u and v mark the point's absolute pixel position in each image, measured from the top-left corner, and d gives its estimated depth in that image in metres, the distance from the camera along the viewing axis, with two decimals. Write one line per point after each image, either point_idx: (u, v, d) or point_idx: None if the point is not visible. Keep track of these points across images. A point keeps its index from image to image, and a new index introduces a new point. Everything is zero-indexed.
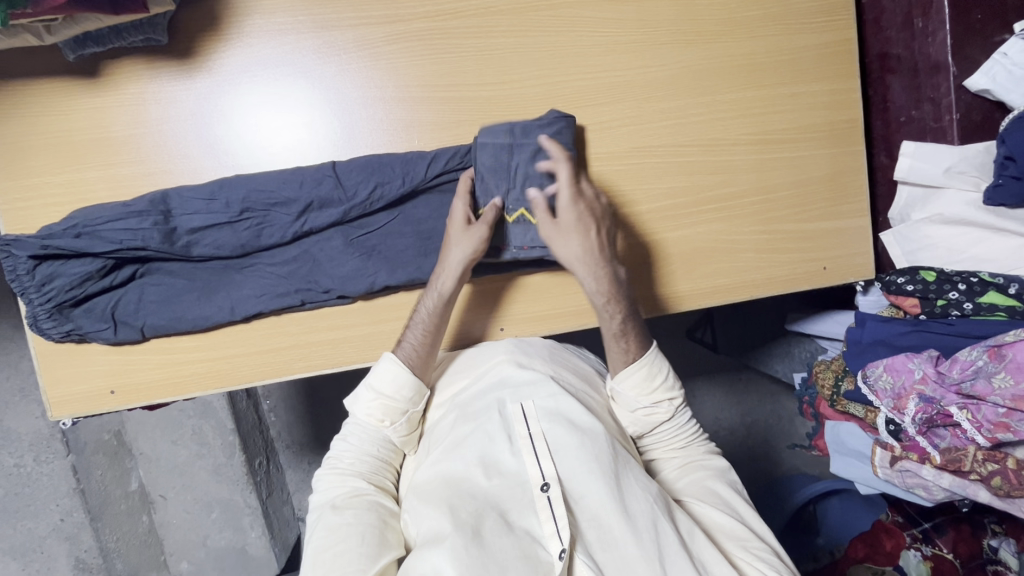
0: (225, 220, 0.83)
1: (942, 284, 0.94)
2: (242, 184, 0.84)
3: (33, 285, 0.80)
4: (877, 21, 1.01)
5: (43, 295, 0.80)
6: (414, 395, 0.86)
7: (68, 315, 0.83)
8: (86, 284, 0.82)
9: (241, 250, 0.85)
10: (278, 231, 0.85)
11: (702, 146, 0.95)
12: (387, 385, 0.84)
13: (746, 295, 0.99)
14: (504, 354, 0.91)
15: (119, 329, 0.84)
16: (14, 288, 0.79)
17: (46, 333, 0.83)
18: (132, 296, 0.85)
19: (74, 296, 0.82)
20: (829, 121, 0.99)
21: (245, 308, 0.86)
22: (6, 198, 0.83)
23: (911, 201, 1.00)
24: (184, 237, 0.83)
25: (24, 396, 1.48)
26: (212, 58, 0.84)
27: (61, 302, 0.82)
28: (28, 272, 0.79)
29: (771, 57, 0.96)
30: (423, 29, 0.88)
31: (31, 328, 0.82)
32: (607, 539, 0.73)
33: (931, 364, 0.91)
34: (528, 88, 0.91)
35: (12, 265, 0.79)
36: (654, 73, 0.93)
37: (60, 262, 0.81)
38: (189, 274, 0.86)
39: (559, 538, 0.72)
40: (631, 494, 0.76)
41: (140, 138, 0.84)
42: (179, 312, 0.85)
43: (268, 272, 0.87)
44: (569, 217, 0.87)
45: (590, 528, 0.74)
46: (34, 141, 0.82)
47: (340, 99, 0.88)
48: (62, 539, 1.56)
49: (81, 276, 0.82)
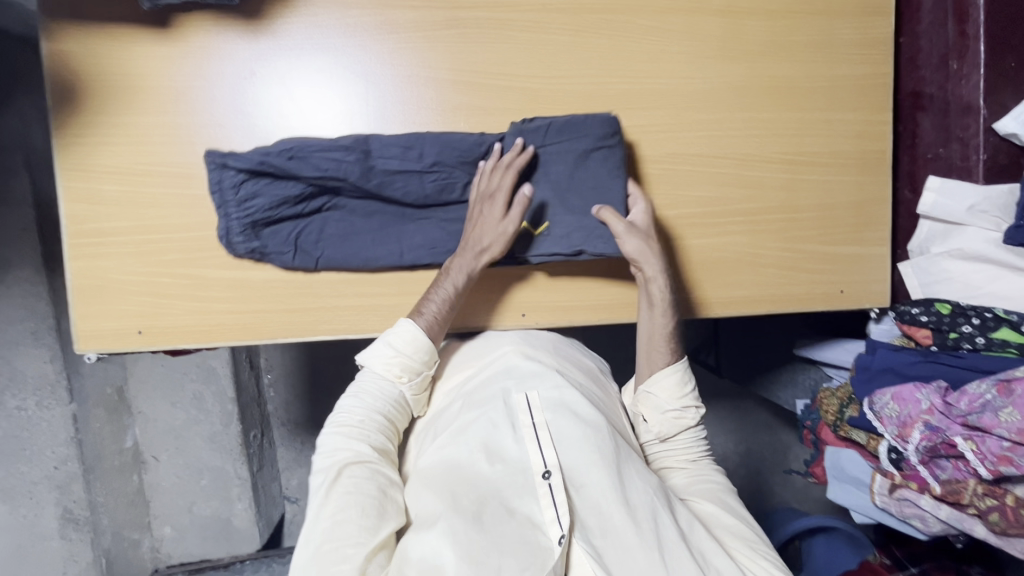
0: (416, 168, 0.89)
1: (956, 318, 0.96)
2: (436, 139, 0.90)
3: (235, 201, 0.86)
4: (913, 61, 1.05)
5: (242, 210, 0.86)
6: (427, 358, 0.88)
7: (258, 234, 0.88)
8: (282, 208, 0.88)
9: (423, 199, 0.92)
10: (460, 187, 0.93)
11: (734, 160, 0.98)
12: (404, 345, 0.86)
13: (764, 309, 1.02)
14: (511, 345, 0.94)
15: (298, 255, 0.89)
16: (218, 200, 0.86)
17: (234, 247, 0.87)
18: (315, 225, 0.90)
19: (269, 217, 0.87)
20: (859, 150, 1.02)
21: (416, 255, 0.91)
22: (62, 132, 0.85)
23: (931, 236, 1.03)
24: (378, 177, 0.89)
25: (35, 339, 1.44)
26: (277, 24, 0.88)
27: (257, 220, 0.87)
28: (233, 187, 0.86)
29: (811, 82, 0.99)
30: (481, 18, 0.91)
31: (223, 242, 0.87)
32: (607, 527, 0.76)
33: (938, 395, 0.93)
34: (575, 86, 0.94)
35: (221, 177, 0.85)
36: (696, 84, 0.96)
37: (265, 183, 0.86)
38: (368, 214, 0.92)
39: (558, 525, 0.74)
40: (632, 486, 0.79)
41: (198, 91, 0.87)
42: (354, 247, 0.90)
43: (440, 226, 0.93)
44: (649, 228, 0.92)
45: (590, 516, 0.77)
46: (96, 82, 0.85)
47: (395, 75, 0.91)
48: (53, 487, 1.52)
49: (279, 199, 0.87)
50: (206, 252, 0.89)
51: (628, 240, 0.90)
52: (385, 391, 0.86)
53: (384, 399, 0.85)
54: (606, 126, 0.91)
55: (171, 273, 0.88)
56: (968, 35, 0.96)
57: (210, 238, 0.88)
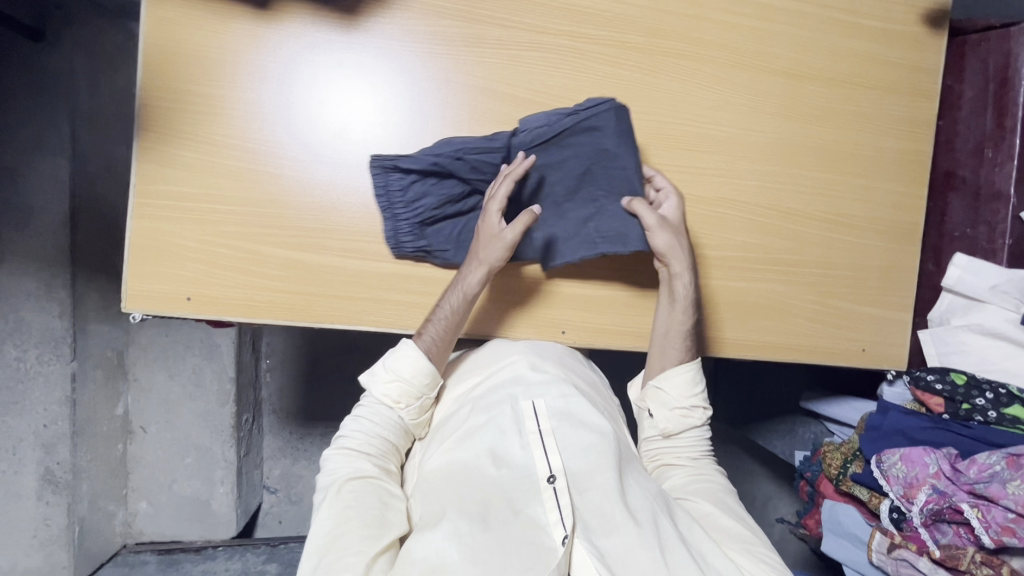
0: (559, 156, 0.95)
1: (970, 389, 1.01)
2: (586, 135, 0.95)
3: (404, 202, 0.91)
4: (948, 143, 1.12)
5: (411, 211, 0.91)
6: (429, 381, 0.90)
7: (424, 232, 0.93)
8: (446, 207, 0.94)
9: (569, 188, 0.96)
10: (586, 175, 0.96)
11: (779, 213, 1.03)
12: (404, 369, 0.88)
13: (789, 357, 1.06)
14: (518, 353, 0.94)
15: (459, 252, 0.94)
16: (387, 203, 0.90)
17: (401, 247, 0.92)
18: (473, 222, 0.96)
19: (436, 215, 0.93)
20: (895, 220, 1.07)
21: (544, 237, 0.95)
22: (145, 94, 0.86)
23: (951, 308, 1.08)
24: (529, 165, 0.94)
25: (48, 293, 1.45)
26: (373, 22, 0.91)
27: (424, 219, 0.92)
28: (401, 189, 0.91)
29: (857, 150, 1.05)
30: (562, 46, 0.95)
31: (390, 242, 0.91)
32: (609, 527, 0.78)
33: (946, 460, 0.97)
34: (641, 121, 0.98)
35: (388, 181, 0.90)
36: (753, 136, 1.02)
37: (429, 183, 0.92)
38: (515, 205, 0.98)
39: (563, 526, 0.75)
40: (632, 492, 0.82)
41: (286, 72, 0.89)
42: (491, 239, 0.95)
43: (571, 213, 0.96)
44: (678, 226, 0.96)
45: (593, 517, 0.79)
46: (189, 51, 0.87)
47: (475, 86, 0.94)
48: (38, 446, 1.48)
49: (444, 198, 0.93)
50: (269, 230, 0.90)
51: (656, 233, 0.93)
52: (383, 416, 0.88)
53: (382, 425, 0.88)
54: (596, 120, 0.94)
55: (230, 244, 0.89)
56: (1005, 127, 1.03)
57: (276, 216, 0.90)
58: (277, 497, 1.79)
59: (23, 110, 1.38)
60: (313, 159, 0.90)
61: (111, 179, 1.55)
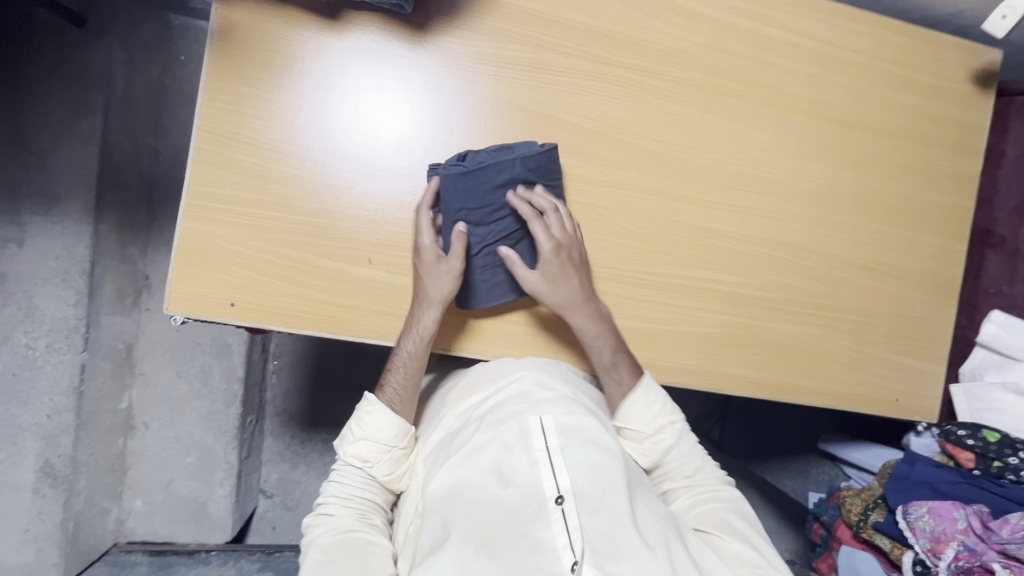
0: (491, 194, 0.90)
1: (1003, 447, 1.01)
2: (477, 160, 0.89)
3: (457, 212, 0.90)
4: (989, 201, 1.13)
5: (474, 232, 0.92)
6: (398, 434, 0.90)
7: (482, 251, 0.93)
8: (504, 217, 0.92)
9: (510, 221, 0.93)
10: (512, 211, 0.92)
11: (822, 258, 1.04)
12: (370, 426, 0.89)
13: (825, 402, 1.05)
14: (527, 370, 0.93)
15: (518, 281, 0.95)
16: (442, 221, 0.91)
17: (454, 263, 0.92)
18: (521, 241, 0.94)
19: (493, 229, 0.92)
20: (934, 272, 1.08)
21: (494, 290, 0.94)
22: (207, 94, 0.85)
23: (984, 364, 1.09)
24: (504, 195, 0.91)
25: (64, 281, 1.40)
26: (440, 40, 0.90)
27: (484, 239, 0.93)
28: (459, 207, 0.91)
29: (901, 202, 1.06)
30: (626, 78, 0.96)
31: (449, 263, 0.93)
32: (619, 552, 0.72)
33: (977, 518, 0.97)
34: (696, 158, 0.99)
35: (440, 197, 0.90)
36: (803, 180, 1.02)
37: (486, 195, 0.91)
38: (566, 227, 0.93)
39: (571, 551, 0.70)
40: (643, 516, 0.77)
41: (349, 84, 0.89)
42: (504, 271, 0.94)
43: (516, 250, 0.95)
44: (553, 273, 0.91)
45: (603, 541, 0.73)
46: (256, 56, 0.86)
47: (535, 111, 0.94)
48: (39, 437, 1.41)
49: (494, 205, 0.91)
50: (319, 240, 0.88)
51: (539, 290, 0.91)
52: (356, 476, 0.90)
53: (358, 485, 0.90)
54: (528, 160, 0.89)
55: (279, 253, 0.87)
56: None
57: (328, 227, 0.88)
58: (273, 502, 1.75)
59: (56, 94, 1.36)
60: (370, 175, 0.89)
61: (138, 169, 1.52)
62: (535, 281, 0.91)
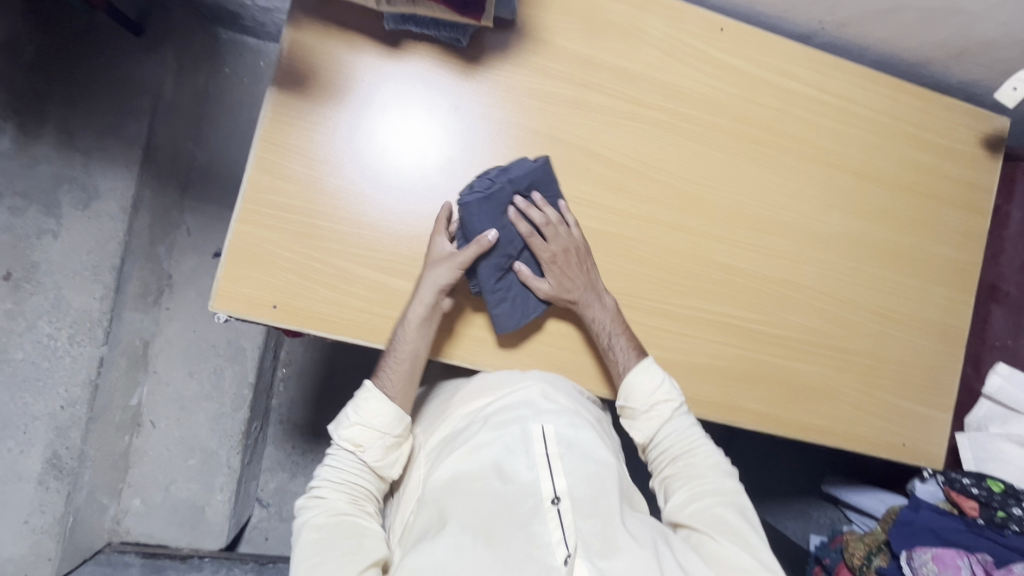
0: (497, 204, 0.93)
1: (1007, 498, 1.03)
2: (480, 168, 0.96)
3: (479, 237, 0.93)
4: (995, 257, 1.19)
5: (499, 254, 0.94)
6: (393, 423, 0.90)
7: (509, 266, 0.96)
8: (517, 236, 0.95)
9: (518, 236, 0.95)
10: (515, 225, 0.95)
11: (837, 301, 1.08)
12: (366, 412, 0.89)
13: (834, 442, 1.08)
14: (533, 377, 0.95)
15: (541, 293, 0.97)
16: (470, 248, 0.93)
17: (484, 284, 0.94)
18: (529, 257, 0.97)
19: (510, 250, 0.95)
20: (941, 322, 1.13)
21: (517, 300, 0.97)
22: (271, 107, 0.90)
23: (989, 415, 1.13)
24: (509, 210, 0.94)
25: (92, 274, 1.38)
26: (489, 72, 0.97)
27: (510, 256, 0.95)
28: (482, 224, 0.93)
29: (912, 252, 1.11)
30: (660, 120, 1.02)
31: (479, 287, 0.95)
32: (609, 548, 0.73)
33: (981, 567, 0.98)
34: (721, 198, 1.04)
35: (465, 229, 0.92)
36: (820, 225, 1.08)
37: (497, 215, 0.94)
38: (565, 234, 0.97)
39: (565, 545, 0.72)
40: (631, 521, 0.79)
41: (402, 107, 0.94)
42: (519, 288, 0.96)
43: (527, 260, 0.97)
44: (561, 277, 0.95)
45: (594, 538, 0.74)
46: (320, 75, 0.92)
47: (574, 144, 1.00)
48: (50, 429, 1.33)
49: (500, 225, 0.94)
50: (361, 251, 0.92)
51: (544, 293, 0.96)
52: (350, 459, 0.90)
53: (352, 468, 0.90)
54: (529, 175, 0.93)
55: (324, 260, 0.91)
56: None
57: (371, 239, 0.93)
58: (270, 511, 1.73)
59: (106, 95, 1.40)
60: (413, 193, 0.94)
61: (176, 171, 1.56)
62: (547, 286, 0.95)
